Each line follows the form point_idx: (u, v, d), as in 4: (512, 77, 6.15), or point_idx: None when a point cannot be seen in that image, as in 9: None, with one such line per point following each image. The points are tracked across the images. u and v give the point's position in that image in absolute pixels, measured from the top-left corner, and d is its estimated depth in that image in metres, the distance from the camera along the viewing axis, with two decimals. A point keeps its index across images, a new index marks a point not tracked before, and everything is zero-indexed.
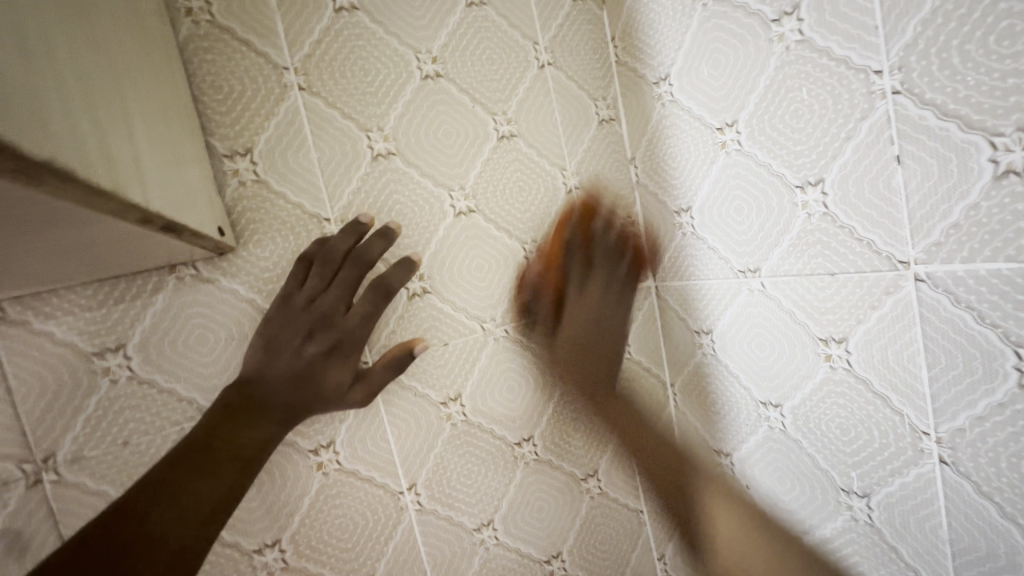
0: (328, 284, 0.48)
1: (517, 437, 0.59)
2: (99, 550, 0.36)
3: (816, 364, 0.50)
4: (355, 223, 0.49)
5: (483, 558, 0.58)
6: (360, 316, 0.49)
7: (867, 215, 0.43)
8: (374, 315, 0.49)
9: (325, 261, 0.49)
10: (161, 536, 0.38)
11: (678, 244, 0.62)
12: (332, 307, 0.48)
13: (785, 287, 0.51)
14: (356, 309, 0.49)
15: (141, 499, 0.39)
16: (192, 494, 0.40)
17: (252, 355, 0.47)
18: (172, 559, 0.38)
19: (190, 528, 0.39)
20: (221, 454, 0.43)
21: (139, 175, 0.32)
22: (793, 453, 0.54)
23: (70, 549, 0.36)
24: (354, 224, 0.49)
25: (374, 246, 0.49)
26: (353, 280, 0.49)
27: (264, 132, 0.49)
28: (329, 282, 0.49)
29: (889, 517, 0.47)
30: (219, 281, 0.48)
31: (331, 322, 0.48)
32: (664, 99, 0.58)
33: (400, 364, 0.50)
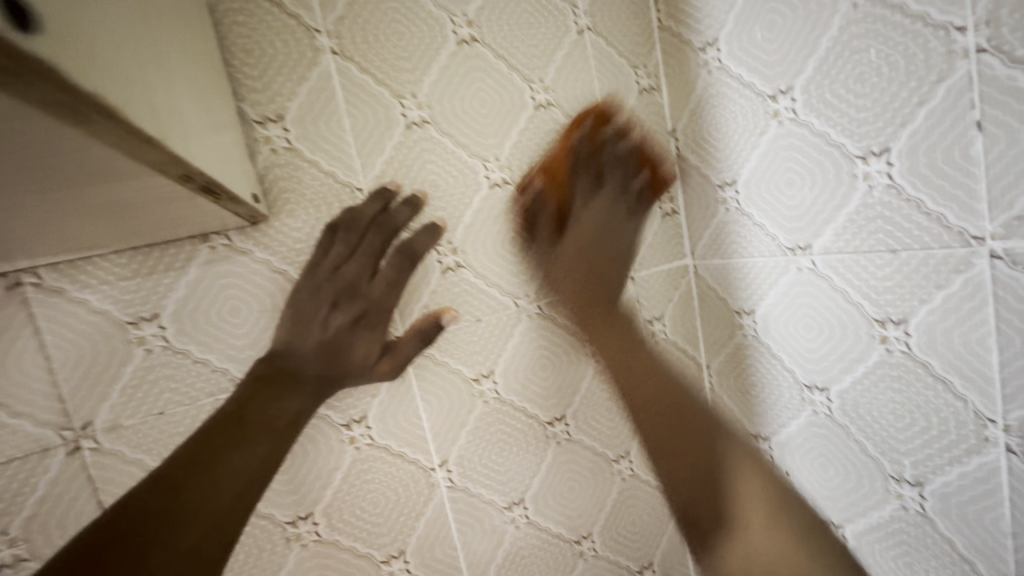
0: (353, 253, 0.48)
1: (549, 416, 0.58)
2: (136, 521, 0.37)
3: (870, 346, 0.47)
4: (381, 190, 0.49)
5: (513, 536, 0.57)
6: (384, 283, 0.49)
7: (938, 186, 0.40)
8: (398, 282, 0.50)
9: (350, 229, 0.48)
10: (196, 508, 0.38)
11: (721, 220, 0.59)
12: (357, 276, 0.48)
13: (838, 265, 0.48)
14: (382, 276, 0.49)
15: (176, 469, 0.39)
16: (227, 466, 0.40)
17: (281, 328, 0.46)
18: (209, 528, 0.38)
19: (228, 500, 0.39)
20: (253, 426, 0.42)
21: (182, 129, 0.31)
22: (839, 439, 0.52)
23: (111, 517, 0.37)
24: (380, 193, 0.49)
25: (400, 214, 0.50)
26: (378, 247, 0.49)
27: (295, 97, 0.48)
28: (354, 250, 0.48)
29: (944, 507, 0.45)
30: (252, 251, 0.47)
31: (357, 291, 0.48)
32: (711, 65, 0.55)
33: (427, 333, 0.50)
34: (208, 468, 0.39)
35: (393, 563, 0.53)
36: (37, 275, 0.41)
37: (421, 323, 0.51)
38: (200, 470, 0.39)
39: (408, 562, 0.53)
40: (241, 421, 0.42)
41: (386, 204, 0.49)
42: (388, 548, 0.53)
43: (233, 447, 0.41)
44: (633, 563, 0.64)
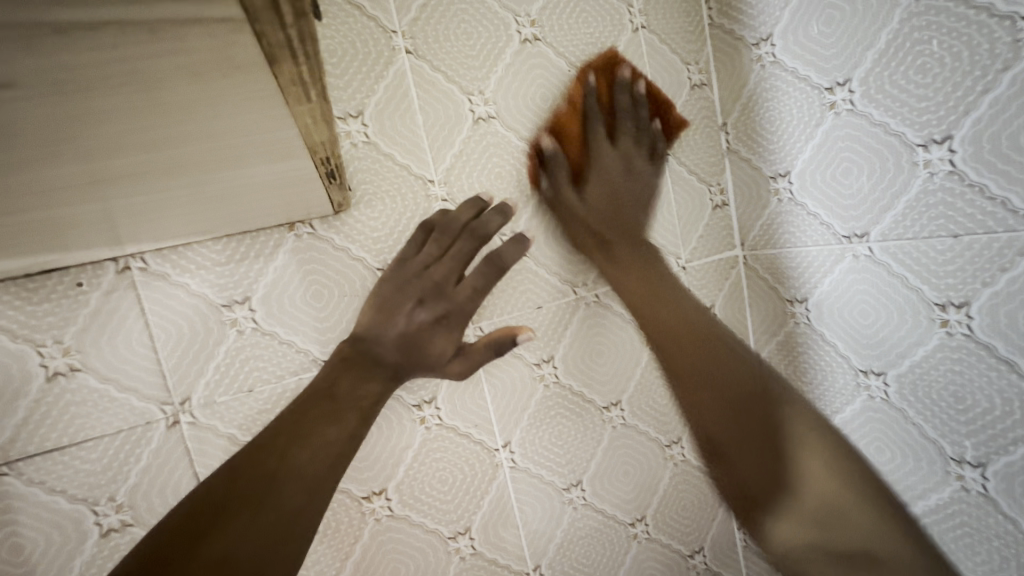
0: (441, 258, 0.49)
1: (605, 401, 0.60)
2: (243, 485, 0.38)
3: (930, 330, 0.48)
4: (477, 198, 0.52)
5: (571, 517, 0.60)
6: (470, 289, 0.49)
7: (1003, 171, 0.41)
8: (483, 290, 0.49)
9: (444, 232, 0.50)
10: (299, 473, 0.40)
11: (773, 211, 0.60)
12: (445, 278, 0.49)
13: (896, 252, 0.50)
14: (468, 282, 0.49)
15: (278, 439, 0.41)
16: (320, 440, 0.42)
17: (367, 315, 0.48)
18: (307, 495, 0.40)
19: (325, 465, 0.41)
20: (345, 404, 0.44)
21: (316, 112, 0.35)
22: (896, 422, 0.53)
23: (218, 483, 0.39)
24: (477, 200, 0.52)
25: (492, 221, 0.50)
26: (468, 254, 0.50)
27: (373, 94, 0.50)
28: (445, 253, 0.50)
29: (1007, 488, 0.46)
30: (334, 240, 0.50)
31: (442, 293, 0.49)
32: (765, 60, 0.57)
33: (500, 344, 0.48)
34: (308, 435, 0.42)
35: (459, 540, 0.55)
36: (143, 259, 0.44)
37: (500, 334, 0.49)
38: (297, 443, 0.41)
39: (473, 539, 0.56)
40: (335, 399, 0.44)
41: (479, 210, 0.51)
42: (454, 525, 0.55)
43: (330, 422, 0.43)
44: (684, 547, 0.66)
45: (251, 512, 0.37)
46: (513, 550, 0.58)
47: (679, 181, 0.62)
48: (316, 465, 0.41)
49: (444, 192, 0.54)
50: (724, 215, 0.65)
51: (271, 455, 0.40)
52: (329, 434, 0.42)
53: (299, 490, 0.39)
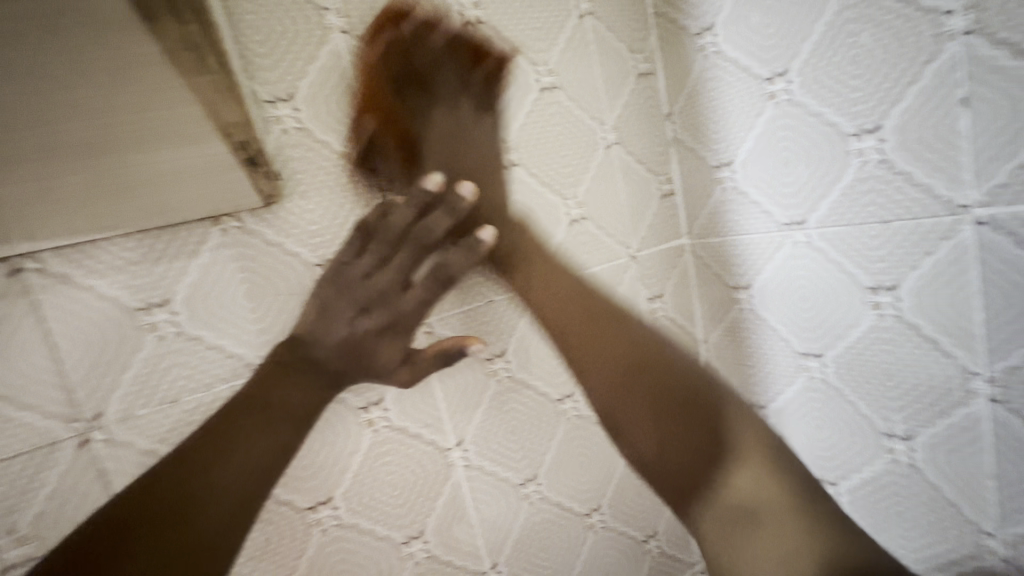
0: (382, 265, 0.47)
1: (559, 393, 0.60)
2: (160, 499, 0.42)
3: (863, 312, 0.51)
4: (420, 194, 0.45)
5: (527, 512, 0.59)
6: (416, 299, 0.48)
7: (927, 159, 0.43)
8: (431, 300, 0.48)
9: (384, 238, 0.47)
10: (221, 487, 0.43)
11: (718, 200, 0.61)
12: (389, 287, 0.47)
13: (832, 238, 0.51)
14: (415, 291, 0.48)
15: (198, 448, 0.43)
16: (247, 458, 0.44)
17: (307, 317, 0.47)
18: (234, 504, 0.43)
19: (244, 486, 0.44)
20: (273, 412, 0.45)
21: None
22: (833, 401, 0.56)
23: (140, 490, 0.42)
24: (416, 195, 0.46)
25: (436, 223, 0.46)
26: (412, 263, 0.47)
27: (305, 77, 0.46)
28: (387, 261, 0.47)
29: (933, 457, 0.49)
30: (267, 235, 0.46)
31: (387, 301, 0.47)
32: (708, 50, 0.57)
33: (450, 355, 0.48)
34: (232, 451, 0.44)
35: (413, 544, 0.53)
36: (41, 260, 0.39)
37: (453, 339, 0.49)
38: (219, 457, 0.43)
39: (427, 543, 0.54)
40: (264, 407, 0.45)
41: (423, 209, 0.46)
42: (407, 529, 0.53)
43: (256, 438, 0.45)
44: (638, 533, 0.67)
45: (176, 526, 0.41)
46: (469, 550, 0.56)
47: (627, 171, 0.62)
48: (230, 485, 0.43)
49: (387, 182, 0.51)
50: (671, 206, 0.65)
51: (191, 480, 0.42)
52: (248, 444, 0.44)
53: (216, 494, 0.43)
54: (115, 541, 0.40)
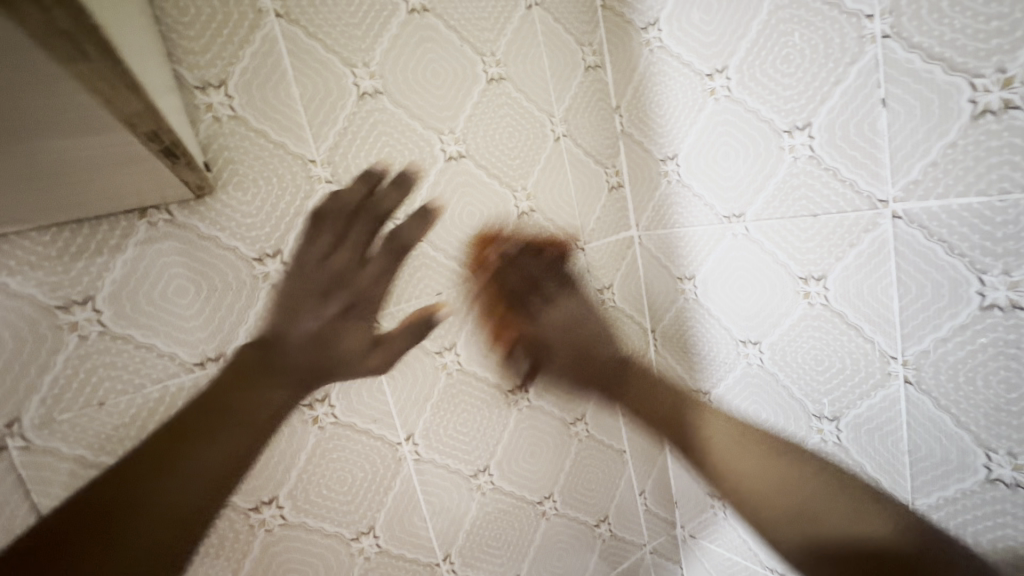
0: (340, 243, 0.50)
1: (510, 385, 0.60)
2: (86, 520, 0.41)
3: (796, 301, 0.53)
4: (368, 171, 0.51)
5: (480, 503, 0.59)
6: (372, 275, 0.51)
7: (850, 156, 0.45)
8: (388, 274, 0.52)
9: (338, 217, 0.50)
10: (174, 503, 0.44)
11: (663, 193, 0.63)
12: (346, 267, 0.50)
13: (768, 230, 0.54)
14: (371, 269, 0.51)
15: (140, 464, 0.43)
16: (214, 457, 0.45)
17: (271, 313, 0.48)
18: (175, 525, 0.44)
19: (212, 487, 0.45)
20: (228, 416, 0.46)
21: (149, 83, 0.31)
22: (769, 385, 0.58)
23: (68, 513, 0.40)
24: (368, 176, 0.51)
25: (387, 198, 0.52)
26: (366, 238, 0.51)
27: (238, 62, 0.44)
28: (342, 238, 0.50)
29: (857, 436, 0.52)
30: (198, 227, 0.44)
31: (346, 281, 0.50)
32: (653, 45, 0.58)
33: (416, 330, 0.54)
34: (200, 445, 0.45)
35: (363, 540, 0.53)
36: None
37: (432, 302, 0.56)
38: (179, 468, 0.44)
39: (378, 538, 0.54)
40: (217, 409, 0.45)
41: (371, 184, 0.51)
42: (357, 525, 0.52)
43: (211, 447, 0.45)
44: (590, 518, 0.69)
45: (154, 526, 0.43)
46: (422, 543, 0.56)
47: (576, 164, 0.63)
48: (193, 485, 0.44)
49: (328, 173, 0.49)
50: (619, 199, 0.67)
51: (146, 493, 0.42)
52: (214, 450, 0.45)
53: (170, 501, 0.43)
54: (96, 534, 0.41)
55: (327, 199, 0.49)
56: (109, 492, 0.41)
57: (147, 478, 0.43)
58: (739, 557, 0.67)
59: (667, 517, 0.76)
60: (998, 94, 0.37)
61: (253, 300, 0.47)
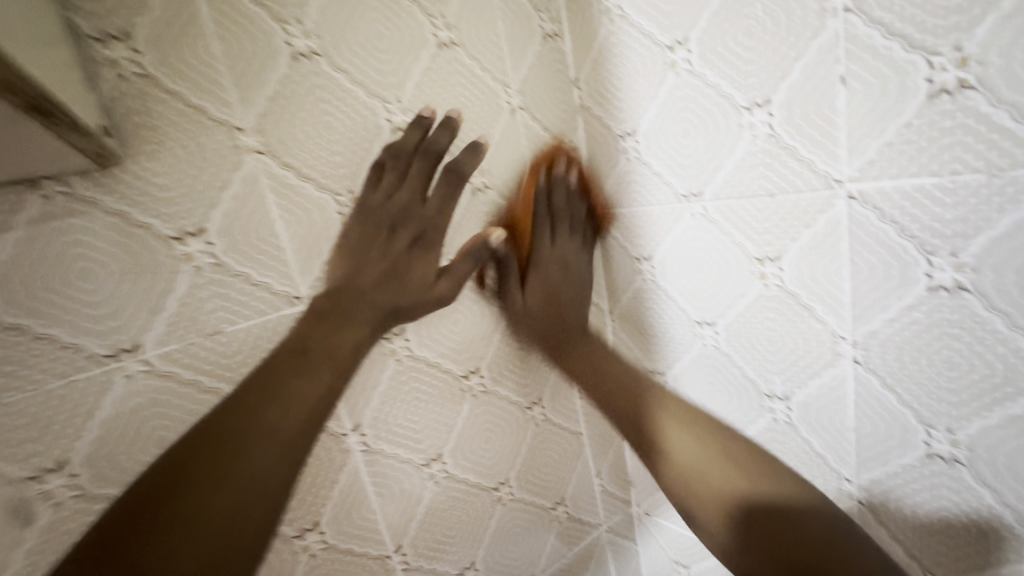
0: (404, 180, 0.52)
1: (464, 369, 0.58)
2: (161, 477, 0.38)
3: (751, 282, 0.53)
4: (419, 116, 0.50)
5: (432, 491, 0.57)
6: (438, 202, 0.54)
7: (809, 135, 0.45)
8: (450, 199, 0.54)
9: (396, 157, 0.51)
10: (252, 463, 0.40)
11: (621, 170, 0.61)
12: (411, 202, 0.53)
13: (726, 210, 0.53)
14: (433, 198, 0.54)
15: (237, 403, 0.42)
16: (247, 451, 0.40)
17: (339, 262, 0.50)
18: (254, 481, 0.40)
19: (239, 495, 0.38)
20: (316, 354, 0.46)
21: None
22: (723, 365, 0.59)
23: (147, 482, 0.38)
24: (417, 118, 0.51)
25: (440, 137, 0.52)
26: (427, 171, 0.52)
27: (145, 9, 0.37)
28: (405, 176, 0.52)
29: (805, 415, 0.53)
30: (104, 202, 0.38)
31: (411, 215, 0.53)
32: (613, 13, 0.55)
33: (478, 252, 0.55)
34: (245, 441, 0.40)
35: (307, 537, 0.50)
36: None
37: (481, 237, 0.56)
38: (227, 462, 0.39)
39: (323, 534, 0.51)
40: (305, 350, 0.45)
41: (427, 129, 0.51)
42: (300, 521, 0.49)
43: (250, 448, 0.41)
44: (546, 501, 0.68)
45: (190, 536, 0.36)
46: (371, 536, 0.54)
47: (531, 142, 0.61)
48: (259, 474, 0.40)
49: (259, 142, 0.44)
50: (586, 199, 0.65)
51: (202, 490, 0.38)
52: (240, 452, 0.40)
53: (223, 510, 0.38)
54: (155, 506, 0.36)
55: (257, 171, 0.44)
56: (163, 484, 0.37)
57: (177, 477, 0.38)
58: (690, 531, 0.70)
59: (622, 496, 0.76)
60: (954, 74, 0.36)
61: (174, 284, 0.42)
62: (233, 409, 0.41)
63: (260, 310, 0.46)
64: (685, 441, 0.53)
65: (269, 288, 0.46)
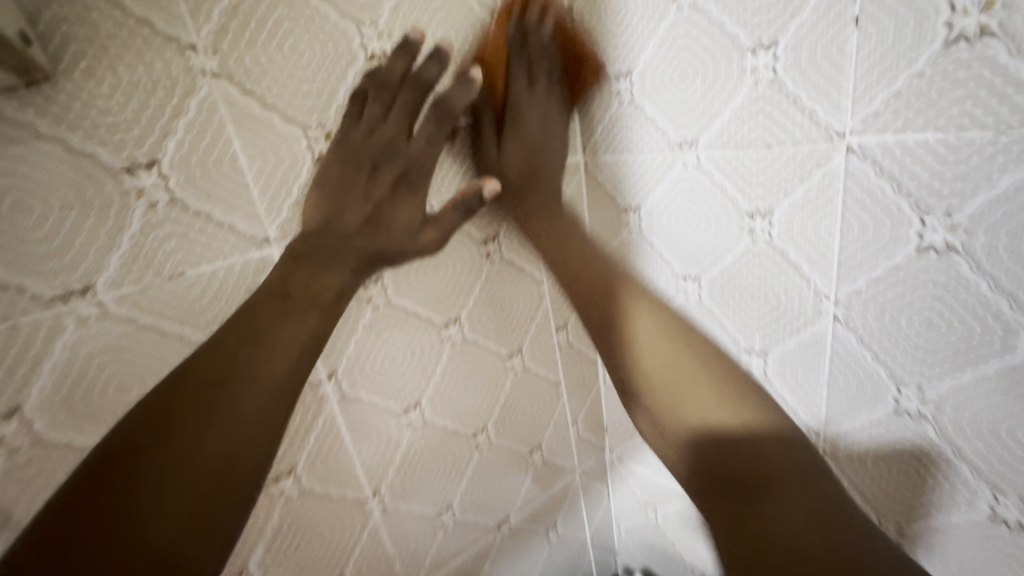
0: (390, 110, 0.48)
1: (443, 319, 0.56)
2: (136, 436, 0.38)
3: (740, 236, 0.52)
4: (406, 41, 0.45)
5: (410, 438, 0.57)
6: (424, 139, 0.50)
7: (814, 82, 0.42)
8: (438, 137, 0.50)
9: (382, 86, 0.47)
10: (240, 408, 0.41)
11: (614, 113, 0.57)
12: (395, 135, 0.49)
13: (720, 159, 0.50)
14: (419, 136, 0.50)
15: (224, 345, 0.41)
16: (244, 414, 0.41)
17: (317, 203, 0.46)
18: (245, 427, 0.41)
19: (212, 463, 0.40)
20: (299, 300, 0.45)
21: None
22: (705, 321, 0.59)
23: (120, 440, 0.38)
24: (404, 41, 0.45)
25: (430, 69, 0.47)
26: (413, 104, 0.48)
27: None
28: (391, 110, 0.48)
29: (781, 370, 0.54)
30: (37, 125, 0.34)
31: (397, 150, 0.50)
32: None
33: (468, 204, 0.50)
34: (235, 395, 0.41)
35: (284, 482, 0.49)
36: None
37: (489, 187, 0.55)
38: (218, 416, 0.40)
39: (299, 479, 0.50)
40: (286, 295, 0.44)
41: (414, 57, 0.46)
42: (276, 466, 0.48)
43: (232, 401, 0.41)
44: (523, 447, 0.70)
45: (187, 470, 0.38)
46: (349, 480, 0.54)
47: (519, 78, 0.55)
48: (238, 436, 0.41)
49: (215, 64, 0.39)
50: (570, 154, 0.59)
51: (186, 445, 0.39)
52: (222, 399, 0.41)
53: (218, 452, 0.40)
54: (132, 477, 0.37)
55: (214, 97, 0.39)
56: (154, 426, 0.38)
57: (165, 434, 0.38)
58: (660, 478, 0.72)
59: (597, 443, 0.78)
60: (975, 19, 0.34)
61: (125, 222, 0.38)
62: (205, 355, 0.41)
63: (224, 253, 0.43)
64: (671, 379, 0.51)
65: (234, 229, 0.43)
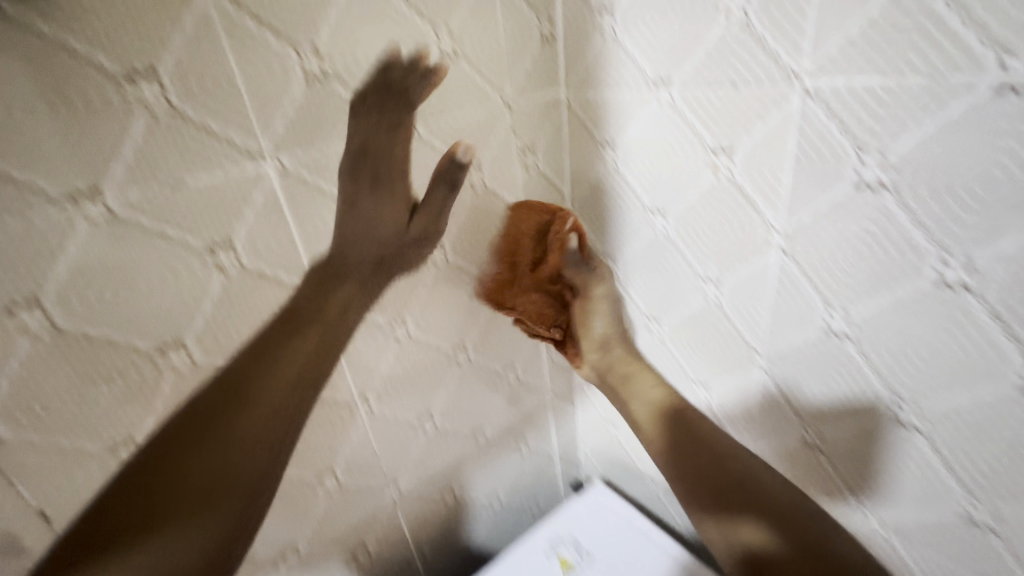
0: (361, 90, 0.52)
1: (426, 240, 0.62)
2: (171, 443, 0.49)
3: (703, 172, 0.56)
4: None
5: (395, 349, 0.64)
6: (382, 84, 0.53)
7: (778, 24, 0.45)
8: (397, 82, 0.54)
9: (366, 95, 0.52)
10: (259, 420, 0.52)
11: (597, 49, 0.59)
12: (373, 129, 0.53)
13: (691, 98, 0.54)
14: (389, 118, 0.54)
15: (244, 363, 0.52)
16: (245, 450, 0.52)
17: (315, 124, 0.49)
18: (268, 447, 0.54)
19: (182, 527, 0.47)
20: (302, 318, 0.54)
21: None
22: (669, 251, 0.64)
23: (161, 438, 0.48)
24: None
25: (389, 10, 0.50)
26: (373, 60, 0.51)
27: None
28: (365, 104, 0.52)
29: (732, 296, 0.60)
30: (40, 28, 0.34)
31: (387, 153, 0.55)
32: None
33: (452, 174, 0.60)
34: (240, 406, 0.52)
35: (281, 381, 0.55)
36: None
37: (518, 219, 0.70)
38: (239, 425, 0.51)
39: None
40: (290, 316, 0.53)
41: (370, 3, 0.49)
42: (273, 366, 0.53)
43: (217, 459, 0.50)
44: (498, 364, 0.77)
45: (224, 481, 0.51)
46: (339, 385, 0.60)
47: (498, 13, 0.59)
48: (219, 521, 0.50)
49: None
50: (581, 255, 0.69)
51: (232, 475, 0.51)
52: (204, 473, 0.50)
53: (237, 439, 0.51)
54: (156, 476, 0.48)
55: (209, 9, 0.40)
56: (180, 435, 0.49)
57: (158, 479, 0.48)
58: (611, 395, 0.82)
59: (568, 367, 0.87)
60: None
61: (128, 130, 0.39)
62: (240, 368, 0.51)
63: (222, 166, 0.45)
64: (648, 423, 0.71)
65: (230, 143, 0.45)
